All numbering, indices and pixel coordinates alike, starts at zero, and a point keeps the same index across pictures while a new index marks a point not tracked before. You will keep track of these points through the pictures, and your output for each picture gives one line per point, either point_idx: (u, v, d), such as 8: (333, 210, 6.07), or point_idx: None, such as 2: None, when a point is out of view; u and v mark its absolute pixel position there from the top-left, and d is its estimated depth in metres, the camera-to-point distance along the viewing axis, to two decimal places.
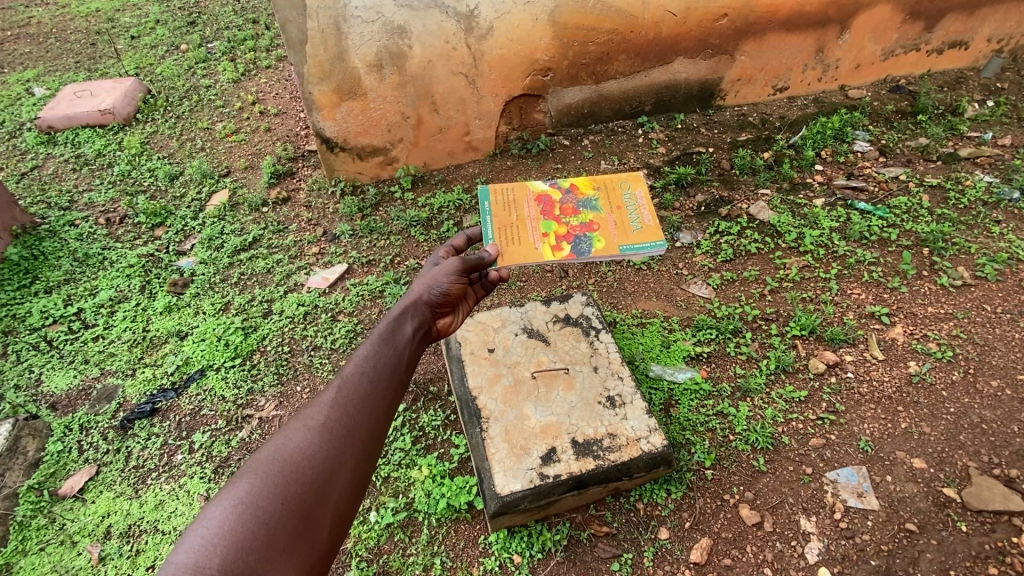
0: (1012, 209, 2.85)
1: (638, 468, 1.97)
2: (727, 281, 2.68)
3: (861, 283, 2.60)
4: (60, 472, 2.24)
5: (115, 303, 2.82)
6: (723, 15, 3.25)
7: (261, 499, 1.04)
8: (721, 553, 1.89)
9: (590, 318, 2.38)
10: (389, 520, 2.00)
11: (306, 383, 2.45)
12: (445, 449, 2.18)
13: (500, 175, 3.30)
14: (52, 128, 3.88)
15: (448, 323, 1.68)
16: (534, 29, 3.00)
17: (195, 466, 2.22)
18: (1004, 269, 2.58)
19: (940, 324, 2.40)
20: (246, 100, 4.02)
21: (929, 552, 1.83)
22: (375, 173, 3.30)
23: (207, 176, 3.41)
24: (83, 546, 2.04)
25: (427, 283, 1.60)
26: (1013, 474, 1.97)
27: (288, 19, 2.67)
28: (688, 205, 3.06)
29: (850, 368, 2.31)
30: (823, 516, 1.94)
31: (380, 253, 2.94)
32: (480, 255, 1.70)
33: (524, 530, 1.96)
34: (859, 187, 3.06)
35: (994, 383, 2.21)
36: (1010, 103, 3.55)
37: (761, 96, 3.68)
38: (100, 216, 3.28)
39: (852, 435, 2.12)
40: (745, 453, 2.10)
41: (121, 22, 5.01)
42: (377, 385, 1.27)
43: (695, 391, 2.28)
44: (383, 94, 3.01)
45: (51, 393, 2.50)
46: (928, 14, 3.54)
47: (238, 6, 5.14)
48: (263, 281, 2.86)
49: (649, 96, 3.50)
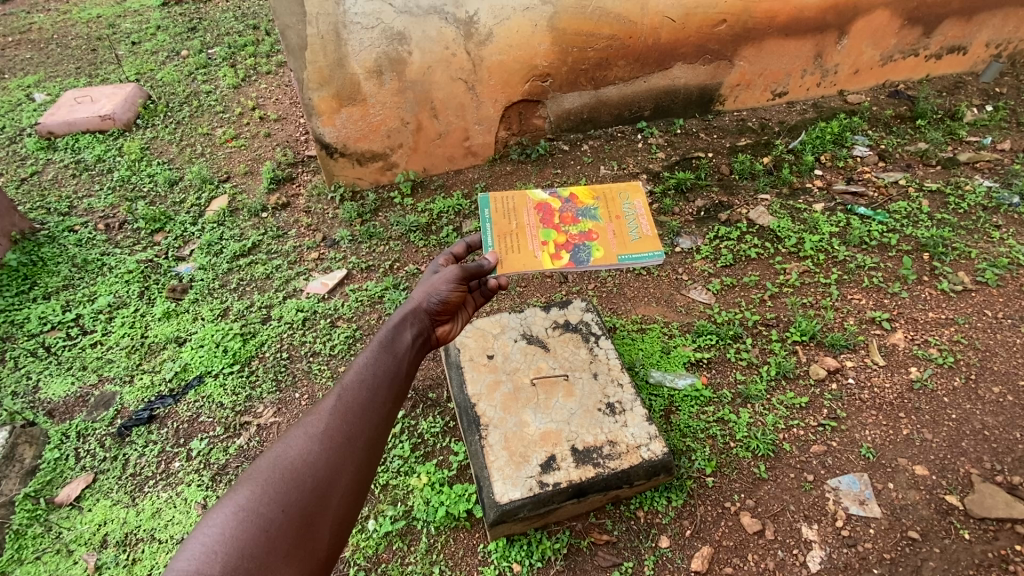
0: (1013, 214, 2.84)
1: (638, 476, 1.96)
2: (727, 286, 2.67)
3: (862, 289, 2.60)
4: (56, 481, 2.22)
5: (114, 309, 2.81)
6: (722, 21, 3.26)
7: (262, 506, 1.02)
8: (721, 561, 1.88)
9: (590, 324, 2.37)
10: (388, 528, 1.98)
11: (305, 390, 2.44)
12: (444, 457, 2.17)
13: (499, 181, 3.30)
14: (51, 133, 3.87)
15: (448, 331, 1.66)
16: (533, 35, 3.01)
17: (192, 474, 2.21)
18: (1005, 274, 2.57)
19: (941, 330, 2.39)
20: (247, 105, 4.03)
21: (932, 560, 1.81)
22: (374, 179, 3.30)
23: (207, 182, 3.41)
24: (79, 555, 2.02)
25: (427, 291, 1.59)
26: (1016, 481, 1.96)
27: (287, 25, 2.67)
28: (688, 210, 3.06)
29: (850, 374, 2.30)
30: (824, 524, 1.92)
31: (380, 258, 2.94)
32: (479, 263, 1.70)
33: (524, 539, 1.95)
34: (859, 193, 3.06)
35: (996, 390, 2.20)
36: (1009, 108, 3.55)
37: (761, 101, 3.68)
38: (99, 222, 3.27)
39: (852, 442, 2.11)
40: (746, 461, 2.09)
41: (121, 28, 5.02)
42: (377, 393, 1.26)
43: (695, 398, 2.26)
44: (383, 100, 3.01)
45: (48, 401, 2.48)
46: (927, 19, 3.55)
47: (238, 12, 5.15)
48: (262, 287, 2.85)
49: (649, 101, 3.50)
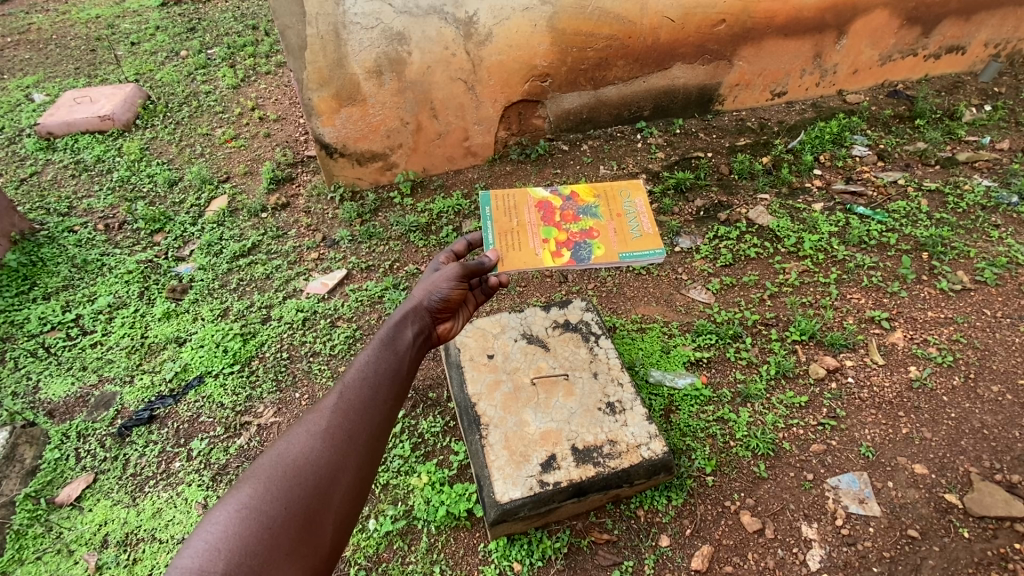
0: (1012, 213, 2.85)
1: (638, 476, 1.96)
2: (726, 285, 2.68)
3: (861, 288, 2.60)
4: (56, 480, 2.22)
5: (114, 310, 2.81)
6: (721, 21, 3.26)
7: (264, 504, 1.03)
8: (722, 560, 1.88)
9: (590, 323, 2.37)
10: (388, 528, 1.99)
11: (305, 390, 2.44)
12: (444, 456, 2.17)
13: (499, 181, 3.31)
14: (51, 133, 3.87)
15: (448, 329, 1.67)
16: (532, 35, 3.01)
17: (193, 474, 2.21)
18: (1004, 274, 2.58)
19: (940, 329, 2.40)
20: (246, 105, 4.03)
21: (931, 558, 1.82)
22: (374, 179, 3.30)
23: (206, 182, 3.41)
24: (80, 555, 2.02)
25: (428, 288, 1.60)
26: (1015, 480, 1.96)
27: (287, 26, 2.68)
28: (688, 210, 3.07)
29: (850, 373, 2.31)
30: (824, 523, 1.93)
31: (380, 258, 2.94)
32: (480, 261, 1.70)
33: (524, 538, 1.95)
34: (858, 192, 3.07)
35: (995, 388, 2.20)
36: (1007, 107, 3.56)
37: (760, 101, 3.69)
38: (99, 222, 3.27)
39: (852, 441, 2.11)
40: (746, 460, 2.09)
41: (121, 29, 5.02)
42: (378, 391, 1.26)
43: (695, 397, 2.27)
44: (382, 100, 3.02)
45: (49, 401, 2.48)
46: (925, 19, 3.55)
47: (237, 12, 5.15)
48: (262, 287, 2.85)
49: (649, 101, 3.50)
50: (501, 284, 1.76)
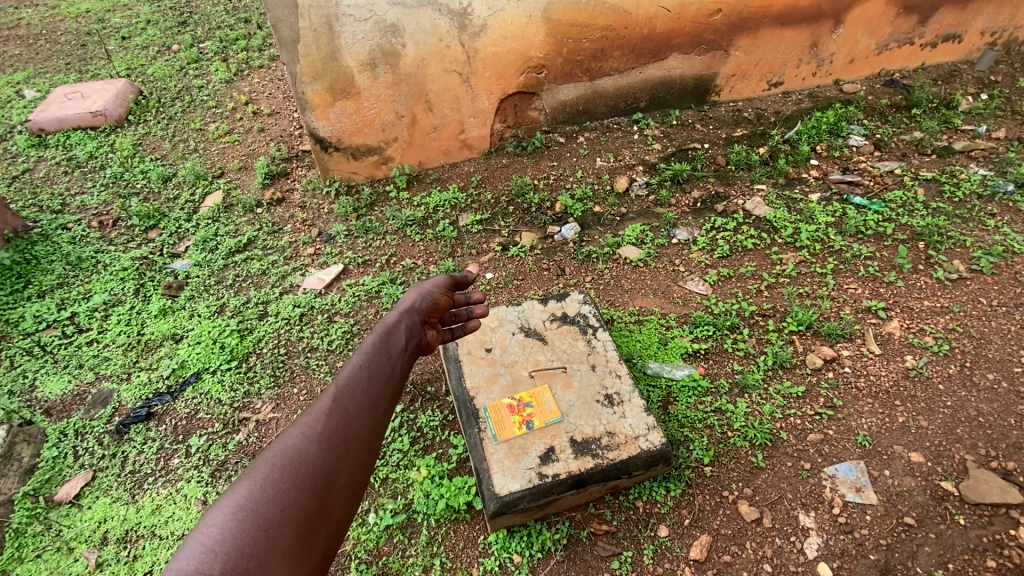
0: (1007, 202, 2.86)
1: (637, 467, 1.96)
2: (723, 276, 2.68)
3: (857, 278, 2.61)
4: (55, 479, 2.22)
5: (110, 307, 2.80)
6: (717, 11, 3.24)
7: (260, 506, 1.00)
8: (721, 550, 1.89)
9: (587, 317, 2.38)
10: (388, 521, 1.99)
11: (303, 385, 2.43)
12: (444, 449, 2.18)
13: (495, 174, 3.29)
14: (43, 130, 3.84)
15: (436, 339, 1.69)
16: (527, 26, 2.99)
17: (192, 470, 2.20)
18: (1000, 262, 2.59)
19: (936, 318, 2.41)
20: (239, 100, 4.00)
21: (927, 545, 1.83)
22: (369, 173, 3.29)
23: (200, 177, 3.39)
24: (80, 553, 2.02)
25: (417, 294, 1.66)
26: (1010, 466, 1.98)
27: (279, 19, 2.65)
28: (684, 201, 3.07)
29: (847, 363, 2.31)
30: (822, 512, 1.94)
31: (376, 253, 2.93)
32: (463, 276, 1.87)
33: (524, 530, 1.96)
34: (854, 182, 3.07)
35: (991, 376, 2.21)
36: (1003, 96, 3.56)
37: (756, 91, 3.68)
38: (92, 219, 3.25)
39: (850, 430, 2.12)
40: (744, 450, 2.10)
41: (111, 24, 4.97)
42: (373, 394, 1.27)
43: (693, 388, 2.27)
44: (377, 93, 3.00)
45: (46, 399, 2.48)
46: (922, 8, 3.54)
47: (229, 5, 5.11)
48: (258, 283, 2.84)
49: (644, 92, 3.49)
50: (478, 319, 1.88)
